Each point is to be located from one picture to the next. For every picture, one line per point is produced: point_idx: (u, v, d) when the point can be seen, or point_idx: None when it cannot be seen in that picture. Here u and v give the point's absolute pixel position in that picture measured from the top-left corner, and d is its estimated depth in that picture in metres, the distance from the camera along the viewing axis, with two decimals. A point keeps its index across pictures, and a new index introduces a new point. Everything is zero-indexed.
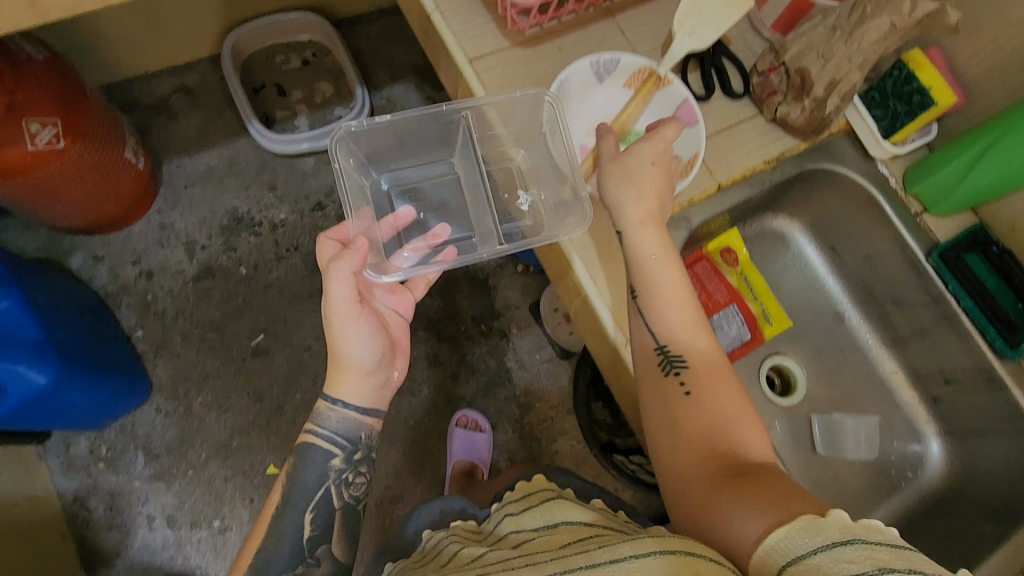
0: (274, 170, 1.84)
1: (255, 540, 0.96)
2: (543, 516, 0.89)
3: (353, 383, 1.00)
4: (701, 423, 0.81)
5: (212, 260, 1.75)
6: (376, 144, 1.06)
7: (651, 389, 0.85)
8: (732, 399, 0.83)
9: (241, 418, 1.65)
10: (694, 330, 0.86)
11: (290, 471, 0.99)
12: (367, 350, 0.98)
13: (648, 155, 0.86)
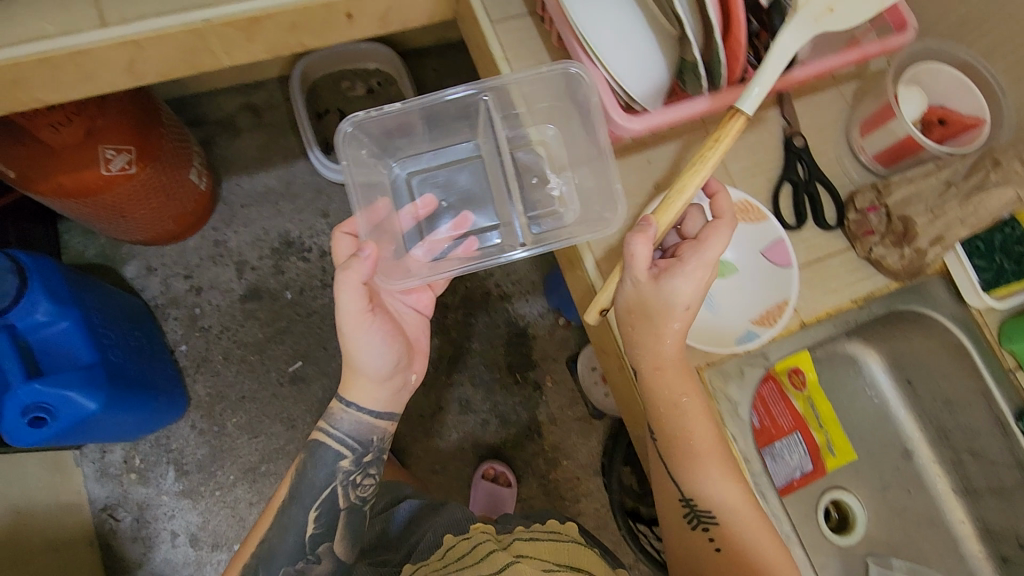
0: (329, 197, 1.86)
1: (263, 523, 0.99)
2: (566, 560, 0.92)
3: (365, 390, 0.98)
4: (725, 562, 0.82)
5: (260, 281, 1.77)
6: (391, 129, 0.99)
7: (679, 522, 0.87)
8: (760, 533, 0.82)
9: (272, 443, 1.66)
10: (716, 466, 0.83)
11: (300, 467, 1.00)
12: (382, 359, 0.95)
13: (687, 283, 0.79)
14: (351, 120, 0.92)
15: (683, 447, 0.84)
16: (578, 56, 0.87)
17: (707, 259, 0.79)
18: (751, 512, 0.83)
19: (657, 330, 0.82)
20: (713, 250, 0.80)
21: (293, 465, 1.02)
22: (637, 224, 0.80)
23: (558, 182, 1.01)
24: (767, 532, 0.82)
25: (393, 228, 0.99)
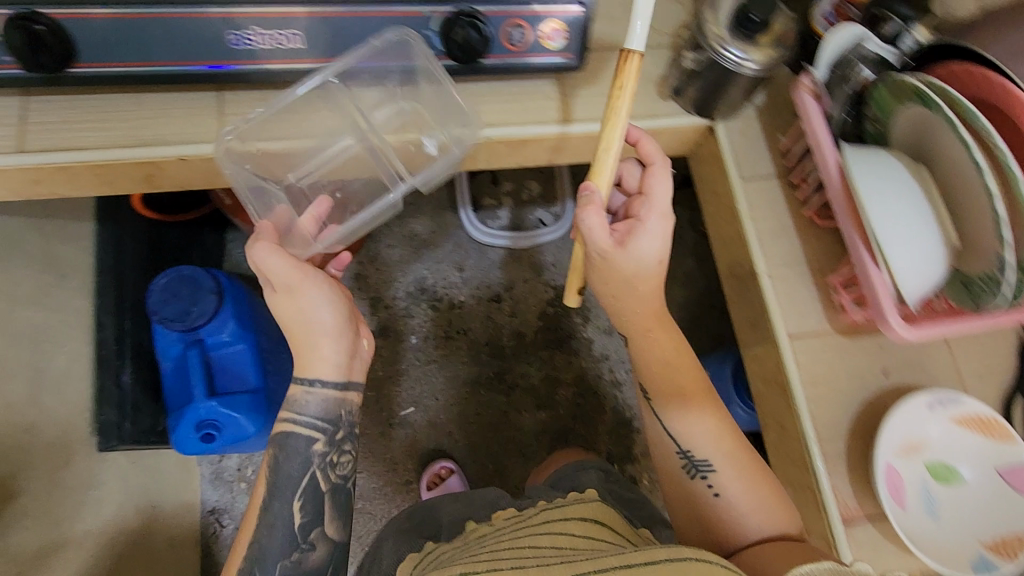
0: (466, 252, 1.92)
1: (249, 526, 0.83)
2: (587, 517, 0.82)
3: (317, 355, 0.83)
4: (730, 521, 0.80)
5: (389, 321, 1.84)
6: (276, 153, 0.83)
7: (673, 479, 0.85)
8: (759, 493, 0.80)
9: (374, 482, 1.73)
10: (699, 406, 0.84)
11: (273, 459, 0.84)
12: (332, 312, 0.82)
13: (653, 231, 0.78)
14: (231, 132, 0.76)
15: (674, 402, 0.85)
16: (858, 250, 0.74)
17: (655, 214, 0.79)
18: (741, 460, 0.82)
19: (635, 285, 0.81)
20: (657, 209, 0.79)
21: (265, 462, 0.86)
22: (581, 195, 0.75)
23: (386, 111, 0.86)
24: (772, 491, 0.80)
25: (298, 238, 0.84)
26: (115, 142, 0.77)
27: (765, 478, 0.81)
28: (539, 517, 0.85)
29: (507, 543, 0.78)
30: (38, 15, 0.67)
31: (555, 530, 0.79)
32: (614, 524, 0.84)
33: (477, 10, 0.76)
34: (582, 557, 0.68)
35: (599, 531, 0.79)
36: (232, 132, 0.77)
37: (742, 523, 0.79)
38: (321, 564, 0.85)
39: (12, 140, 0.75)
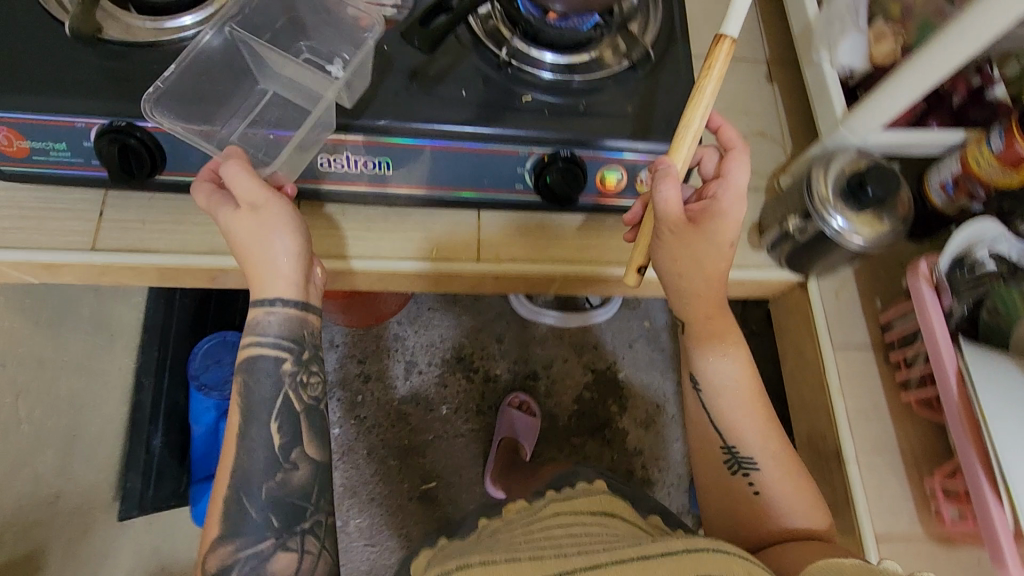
0: (507, 323, 1.87)
1: (238, 390, 0.66)
2: (598, 509, 0.79)
3: (275, 277, 0.66)
4: (788, 477, 0.71)
5: (421, 387, 1.79)
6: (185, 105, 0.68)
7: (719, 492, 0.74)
8: (798, 488, 0.72)
9: (384, 557, 1.66)
10: (752, 395, 0.73)
11: (244, 387, 0.66)
12: (283, 240, 0.66)
13: (731, 212, 0.68)
14: (163, 78, 0.65)
15: (719, 399, 0.73)
16: (975, 482, 0.65)
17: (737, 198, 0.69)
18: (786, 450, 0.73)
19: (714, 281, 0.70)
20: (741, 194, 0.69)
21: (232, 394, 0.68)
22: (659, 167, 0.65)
23: (338, 64, 0.71)
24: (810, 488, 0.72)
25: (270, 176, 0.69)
26: (188, 248, 0.74)
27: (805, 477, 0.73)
28: (549, 510, 0.79)
29: (521, 537, 0.71)
30: (135, 126, 0.65)
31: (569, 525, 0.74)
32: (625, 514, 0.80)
33: (576, 155, 0.72)
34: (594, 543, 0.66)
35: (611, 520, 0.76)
36: (161, 87, 0.65)
37: (778, 515, 0.71)
38: (310, 486, 0.67)
39: (88, 237, 0.73)
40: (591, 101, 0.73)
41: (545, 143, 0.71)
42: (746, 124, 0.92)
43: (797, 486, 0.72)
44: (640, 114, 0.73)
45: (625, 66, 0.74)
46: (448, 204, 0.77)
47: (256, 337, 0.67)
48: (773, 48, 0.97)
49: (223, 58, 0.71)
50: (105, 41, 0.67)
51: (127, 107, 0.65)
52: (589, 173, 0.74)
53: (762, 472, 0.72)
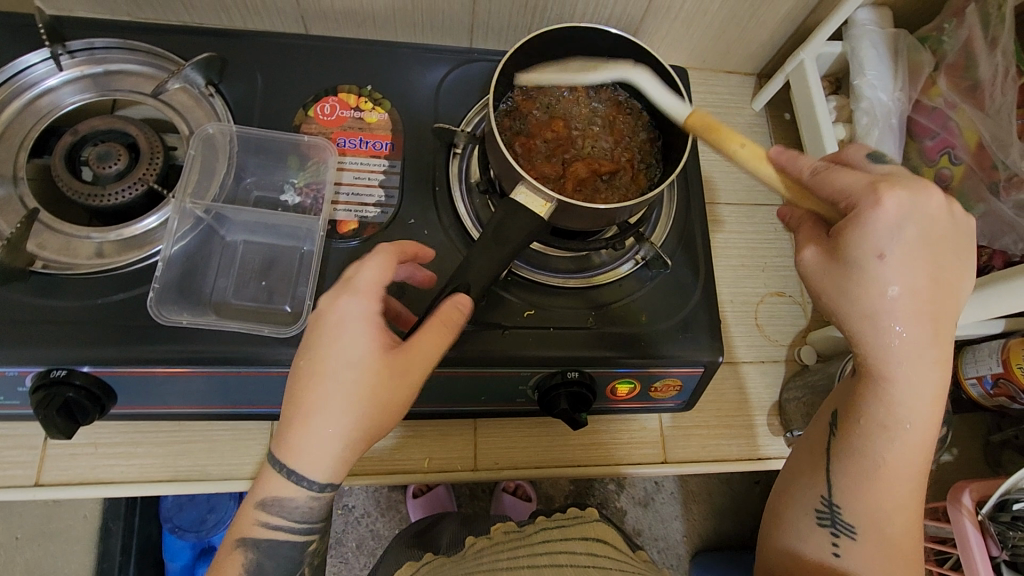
0: None
1: (233, 571, 0.49)
2: (587, 536, 0.65)
3: (306, 437, 0.47)
4: (870, 559, 0.50)
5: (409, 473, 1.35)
6: (182, 288, 0.59)
7: (872, 467, 0.50)
8: (892, 572, 0.50)
9: None
10: (907, 452, 0.49)
11: (257, 564, 0.50)
12: (355, 391, 0.46)
13: (901, 234, 0.45)
14: (158, 278, 0.57)
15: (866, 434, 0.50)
16: None
17: (935, 220, 0.45)
18: (908, 525, 0.50)
19: (873, 313, 0.46)
20: (938, 235, 0.45)
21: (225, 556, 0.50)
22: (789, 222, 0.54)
23: (300, 196, 0.64)
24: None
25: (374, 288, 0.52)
26: (147, 476, 0.65)
27: (914, 556, 0.50)
28: (536, 535, 0.66)
29: (507, 565, 0.59)
30: (74, 373, 0.56)
31: (552, 553, 0.61)
32: (617, 542, 0.67)
33: (587, 372, 0.64)
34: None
35: (604, 550, 0.63)
36: (158, 285, 0.58)
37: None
38: None
39: (30, 469, 0.64)
40: (600, 311, 0.66)
41: (549, 363, 0.63)
42: (765, 283, 0.83)
43: (893, 572, 0.50)
44: (655, 324, 0.65)
45: (635, 265, 0.68)
46: (440, 415, 0.69)
47: (273, 497, 0.49)
48: None
49: (193, 247, 0.61)
50: (41, 271, 0.58)
51: (66, 354, 0.56)
52: (599, 385, 0.67)
53: (860, 538, 0.51)
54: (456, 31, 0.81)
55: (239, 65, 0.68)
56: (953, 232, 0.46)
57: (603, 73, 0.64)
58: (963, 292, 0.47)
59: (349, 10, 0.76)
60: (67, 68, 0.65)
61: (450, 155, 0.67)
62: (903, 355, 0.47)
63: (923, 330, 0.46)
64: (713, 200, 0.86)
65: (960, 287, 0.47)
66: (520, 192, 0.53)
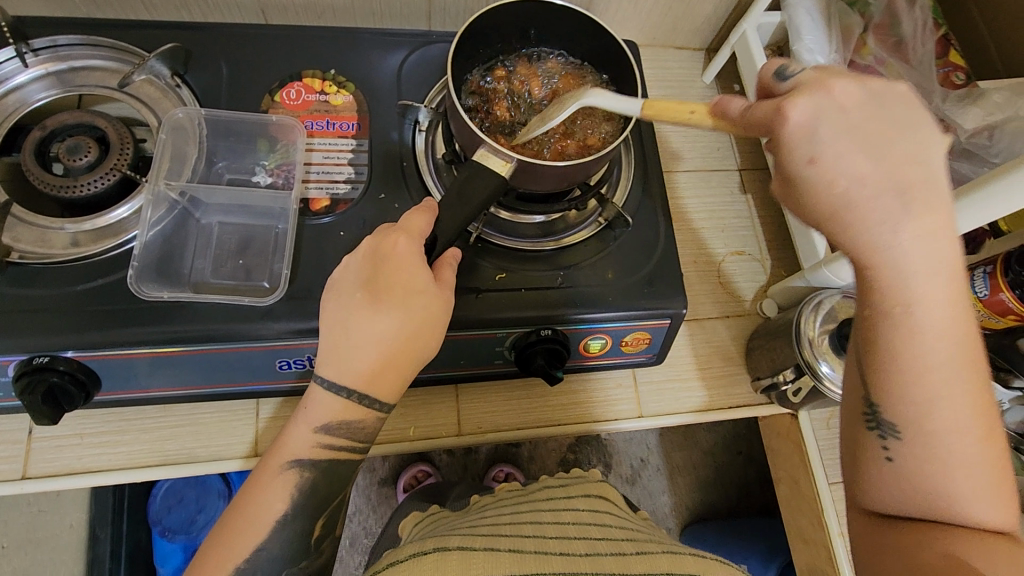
0: None
1: (285, 490, 0.50)
2: (590, 493, 0.67)
3: (362, 361, 0.49)
4: (927, 459, 0.43)
5: (399, 467, 1.36)
6: (160, 267, 0.61)
7: (903, 373, 0.42)
8: (974, 462, 0.43)
9: None
10: (935, 342, 0.41)
11: (310, 485, 0.51)
12: (412, 318, 0.49)
13: (823, 127, 0.38)
14: (135, 258, 0.59)
15: (888, 337, 0.41)
16: None
17: (851, 103, 0.38)
18: (968, 413, 0.42)
19: (840, 223, 0.39)
20: (864, 115, 0.38)
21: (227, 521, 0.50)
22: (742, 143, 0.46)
23: (272, 174, 0.66)
24: (989, 462, 0.43)
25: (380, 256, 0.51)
26: (136, 462, 0.66)
27: (983, 437, 0.43)
28: (542, 494, 0.67)
29: (507, 516, 0.60)
30: (57, 359, 0.57)
31: (551, 510, 0.62)
32: (617, 500, 0.69)
33: (559, 329, 0.67)
34: (631, 547, 0.53)
35: (604, 505, 0.65)
36: (138, 264, 0.60)
37: (901, 495, 0.45)
38: None
39: (17, 463, 0.64)
40: (568, 271, 0.69)
41: (523, 323, 0.66)
42: (725, 243, 0.88)
43: (971, 463, 0.43)
44: (620, 280, 0.69)
45: (598, 226, 0.71)
46: (424, 383, 0.72)
47: (339, 421, 0.50)
48: (745, 155, 0.93)
49: (168, 228, 0.62)
50: (18, 262, 0.59)
51: (49, 340, 0.57)
52: (571, 342, 0.70)
53: (908, 436, 0.44)
54: (413, 17, 0.84)
55: (203, 56, 0.70)
56: (886, 105, 0.39)
57: (564, 111, 0.58)
58: (935, 149, 0.39)
59: (309, 1, 0.79)
60: (32, 66, 0.66)
61: (415, 131, 0.69)
62: (911, 254, 0.39)
63: (904, 211, 0.38)
64: (671, 169, 0.90)
65: (928, 147, 0.39)
66: (481, 154, 0.56)
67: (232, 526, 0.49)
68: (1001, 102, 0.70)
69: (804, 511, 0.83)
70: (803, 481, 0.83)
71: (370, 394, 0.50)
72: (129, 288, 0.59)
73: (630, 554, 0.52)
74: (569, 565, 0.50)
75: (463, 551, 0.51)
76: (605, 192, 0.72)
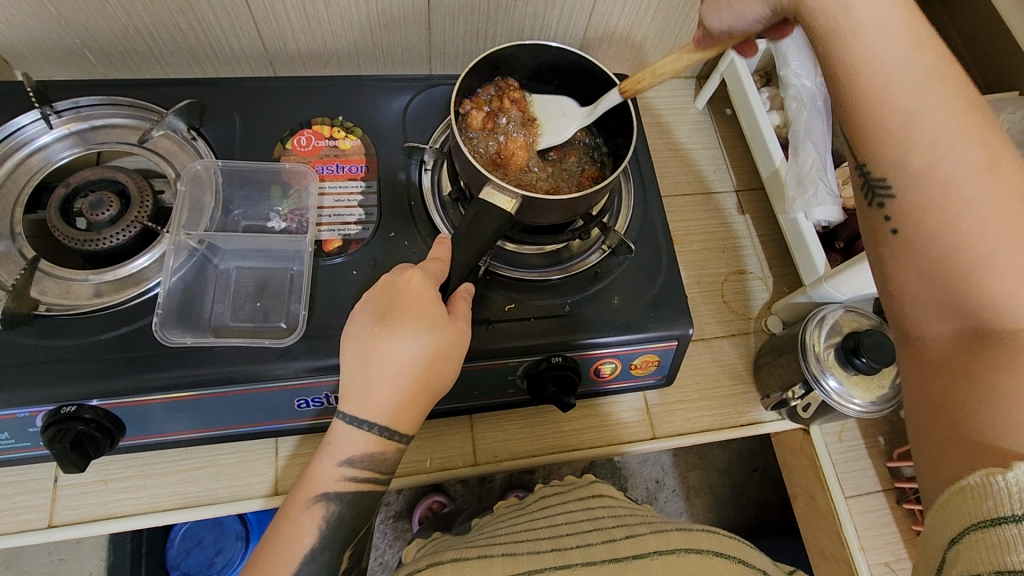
0: None
1: (312, 523, 0.51)
2: (584, 494, 0.66)
3: (378, 395, 0.50)
4: (927, 215, 0.44)
5: (414, 497, 1.35)
6: (182, 313, 0.63)
7: (872, 85, 0.45)
8: (975, 190, 0.42)
9: None
10: (884, 58, 0.45)
11: (337, 517, 0.52)
12: (424, 345, 0.51)
13: None
14: (160, 305, 0.61)
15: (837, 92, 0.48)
16: None
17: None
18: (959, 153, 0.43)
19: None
20: None
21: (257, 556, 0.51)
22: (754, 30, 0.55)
23: (287, 219, 0.69)
24: (995, 181, 0.42)
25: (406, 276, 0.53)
26: (159, 506, 0.67)
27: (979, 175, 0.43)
28: (536, 505, 0.68)
29: (503, 529, 0.62)
30: (84, 408, 0.59)
31: (548, 515, 0.62)
32: (615, 495, 0.68)
33: (569, 356, 0.68)
34: (620, 533, 0.54)
35: (599, 502, 0.64)
36: (161, 312, 0.62)
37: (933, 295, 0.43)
38: None
39: (43, 512, 0.66)
40: (574, 299, 0.71)
41: (533, 350, 0.67)
42: (726, 262, 0.90)
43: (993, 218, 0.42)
44: (626, 304, 0.70)
45: (603, 253, 0.73)
46: (438, 414, 0.73)
47: (360, 455, 0.52)
48: (740, 177, 0.96)
49: (189, 275, 0.65)
50: (45, 314, 0.62)
51: (76, 389, 0.58)
52: (582, 368, 0.71)
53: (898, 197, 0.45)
54: (415, 62, 0.88)
55: (216, 108, 0.73)
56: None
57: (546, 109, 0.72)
58: None
59: (315, 52, 0.83)
60: (56, 126, 0.70)
61: (421, 170, 0.72)
62: None
63: None
64: (669, 193, 0.93)
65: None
66: (487, 192, 0.58)
67: (264, 561, 0.50)
68: None
69: (822, 524, 0.83)
70: (820, 496, 0.83)
71: (392, 423, 0.51)
72: (153, 335, 0.61)
73: (618, 539, 0.52)
74: (564, 557, 0.51)
75: (456, 562, 0.53)
76: (607, 221, 0.75)
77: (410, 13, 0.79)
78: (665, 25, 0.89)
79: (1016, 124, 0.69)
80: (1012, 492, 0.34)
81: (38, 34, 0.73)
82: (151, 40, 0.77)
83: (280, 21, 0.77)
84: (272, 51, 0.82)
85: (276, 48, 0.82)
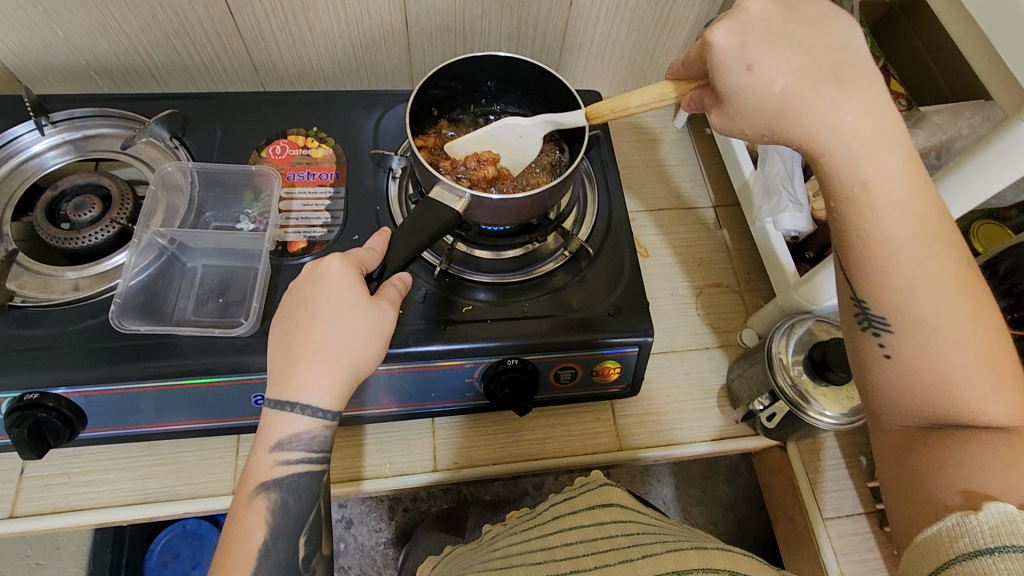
0: None
1: (259, 516, 0.51)
2: (593, 502, 0.59)
3: (303, 377, 0.51)
4: (920, 348, 0.44)
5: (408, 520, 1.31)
6: (143, 305, 0.65)
7: (875, 245, 0.45)
8: (975, 368, 0.43)
9: None
10: (899, 232, 0.45)
11: (281, 504, 0.52)
12: (350, 328, 0.52)
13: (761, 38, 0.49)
14: (120, 296, 0.64)
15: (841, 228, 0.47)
16: None
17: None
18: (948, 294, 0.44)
19: (786, 113, 0.48)
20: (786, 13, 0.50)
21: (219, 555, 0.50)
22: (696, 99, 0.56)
23: (253, 219, 0.72)
24: (988, 349, 0.43)
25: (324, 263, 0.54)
26: (117, 500, 0.68)
27: (968, 323, 0.44)
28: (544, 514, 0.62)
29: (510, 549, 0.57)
30: (47, 396, 0.61)
31: (555, 531, 0.57)
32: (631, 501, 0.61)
33: (526, 360, 0.68)
34: (637, 553, 0.50)
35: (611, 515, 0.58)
36: (121, 303, 0.64)
37: (925, 410, 0.44)
38: None
39: (6, 502, 0.67)
40: (534, 303, 0.71)
41: (488, 352, 0.67)
42: (701, 275, 0.89)
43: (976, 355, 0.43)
44: (585, 310, 0.70)
45: (565, 258, 0.74)
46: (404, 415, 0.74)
47: (288, 436, 0.52)
48: (718, 193, 0.96)
49: (154, 269, 0.68)
50: (19, 305, 0.65)
51: (38, 376, 0.60)
52: (541, 373, 0.71)
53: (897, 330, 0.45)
54: (398, 80, 0.92)
55: (199, 120, 0.78)
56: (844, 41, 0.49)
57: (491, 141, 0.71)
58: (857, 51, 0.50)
59: (302, 71, 0.88)
60: (50, 135, 0.75)
61: (389, 177, 0.75)
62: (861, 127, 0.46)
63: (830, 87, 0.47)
64: (645, 208, 0.94)
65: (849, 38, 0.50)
66: (436, 193, 0.60)
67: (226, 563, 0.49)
68: (942, 124, 0.71)
69: (802, 548, 0.79)
70: (799, 519, 0.79)
71: (325, 408, 0.52)
72: (111, 324, 0.63)
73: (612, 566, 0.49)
74: None
75: None
76: (570, 228, 0.76)
77: (388, 34, 0.83)
78: (638, 46, 0.92)
79: (976, 128, 0.68)
80: (984, 530, 0.37)
81: (46, 54, 0.79)
82: (147, 60, 0.82)
83: (267, 42, 0.82)
84: (260, 70, 0.87)
85: (264, 67, 0.87)
